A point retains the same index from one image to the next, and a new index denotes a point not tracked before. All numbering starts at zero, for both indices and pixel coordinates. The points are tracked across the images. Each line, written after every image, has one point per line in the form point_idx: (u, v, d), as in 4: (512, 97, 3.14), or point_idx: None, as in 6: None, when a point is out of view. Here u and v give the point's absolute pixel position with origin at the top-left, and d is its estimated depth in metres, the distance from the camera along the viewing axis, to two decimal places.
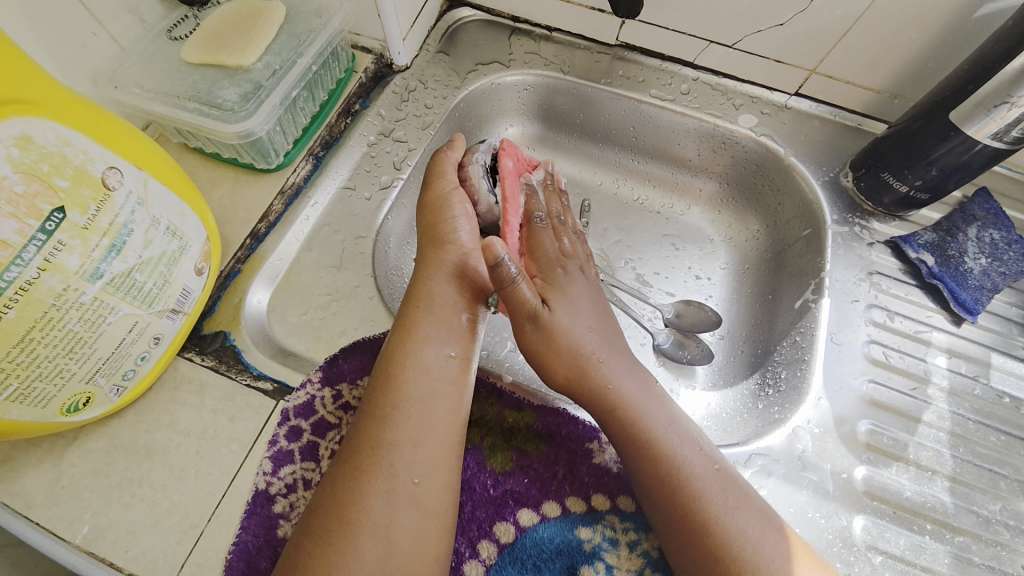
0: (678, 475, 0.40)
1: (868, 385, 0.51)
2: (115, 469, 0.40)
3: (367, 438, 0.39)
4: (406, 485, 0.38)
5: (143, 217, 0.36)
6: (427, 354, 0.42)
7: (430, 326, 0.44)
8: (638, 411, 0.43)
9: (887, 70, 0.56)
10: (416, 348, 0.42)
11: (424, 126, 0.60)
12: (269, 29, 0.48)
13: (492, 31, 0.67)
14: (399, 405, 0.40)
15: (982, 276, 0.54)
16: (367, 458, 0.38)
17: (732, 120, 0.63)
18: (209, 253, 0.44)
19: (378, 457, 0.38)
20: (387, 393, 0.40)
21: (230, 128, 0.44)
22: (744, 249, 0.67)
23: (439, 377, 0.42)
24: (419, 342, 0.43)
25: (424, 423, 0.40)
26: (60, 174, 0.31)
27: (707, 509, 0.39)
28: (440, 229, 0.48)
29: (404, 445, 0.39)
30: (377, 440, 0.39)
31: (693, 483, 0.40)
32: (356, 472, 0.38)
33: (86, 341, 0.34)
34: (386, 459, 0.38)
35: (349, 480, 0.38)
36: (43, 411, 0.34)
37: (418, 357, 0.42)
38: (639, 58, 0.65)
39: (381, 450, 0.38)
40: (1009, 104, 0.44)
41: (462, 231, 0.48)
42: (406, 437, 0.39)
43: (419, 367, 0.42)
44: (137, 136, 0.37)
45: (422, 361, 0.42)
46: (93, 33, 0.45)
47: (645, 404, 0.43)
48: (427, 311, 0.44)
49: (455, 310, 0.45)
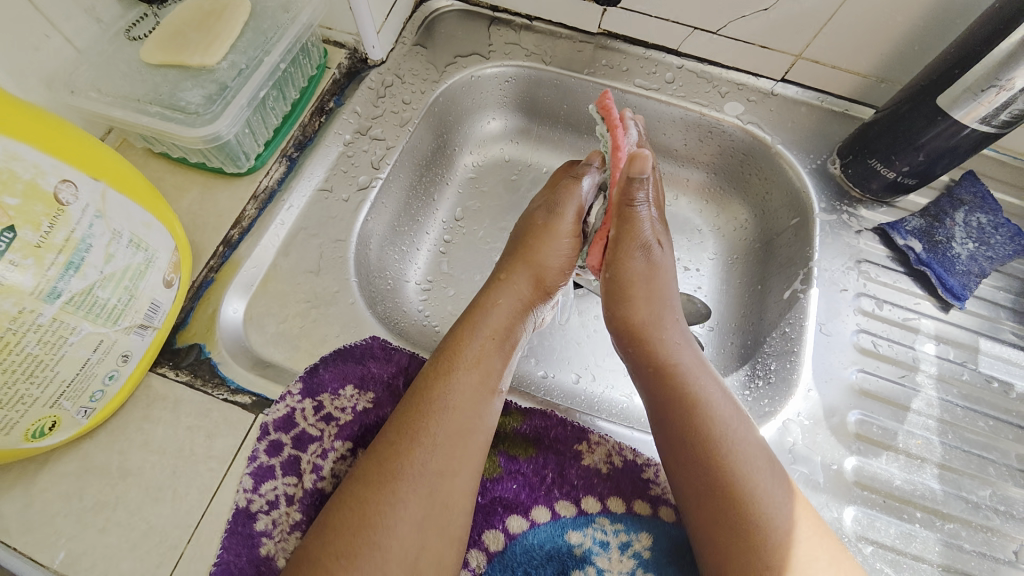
0: (711, 446, 0.40)
1: (857, 375, 0.51)
2: (88, 493, 0.39)
3: (405, 458, 0.38)
4: (439, 505, 0.37)
5: (103, 230, 0.34)
6: (472, 373, 0.42)
7: (477, 343, 0.44)
8: (692, 379, 0.43)
9: (873, 54, 0.55)
10: (462, 364, 0.42)
11: (402, 123, 0.59)
12: (233, 27, 0.46)
13: (470, 22, 0.65)
14: (443, 420, 0.39)
15: (969, 262, 0.54)
16: (399, 477, 0.37)
17: (718, 108, 0.62)
18: (179, 264, 0.42)
19: (413, 478, 0.37)
20: (430, 412, 0.40)
21: (195, 132, 0.42)
22: (732, 238, 0.67)
23: (478, 394, 0.42)
24: (468, 361, 0.43)
25: (465, 440, 0.40)
26: (7, 191, 0.29)
27: (750, 496, 0.39)
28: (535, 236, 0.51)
29: (440, 467, 0.38)
30: (419, 466, 0.37)
31: (727, 454, 0.40)
32: (387, 490, 0.36)
33: (48, 364, 0.32)
34: (422, 479, 0.37)
35: (384, 499, 0.36)
36: (7, 437, 0.33)
37: (462, 374, 0.42)
38: (622, 46, 0.64)
39: (417, 472, 0.37)
40: (998, 88, 0.43)
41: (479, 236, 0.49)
42: (449, 455, 0.39)
43: (462, 385, 0.41)
44: (92, 145, 0.36)
45: (467, 377, 0.42)
46: (44, 35, 0.42)
47: (698, 373, 0.44)
48: (474, 327, 0.45)
49: (503, 334, 0.46)
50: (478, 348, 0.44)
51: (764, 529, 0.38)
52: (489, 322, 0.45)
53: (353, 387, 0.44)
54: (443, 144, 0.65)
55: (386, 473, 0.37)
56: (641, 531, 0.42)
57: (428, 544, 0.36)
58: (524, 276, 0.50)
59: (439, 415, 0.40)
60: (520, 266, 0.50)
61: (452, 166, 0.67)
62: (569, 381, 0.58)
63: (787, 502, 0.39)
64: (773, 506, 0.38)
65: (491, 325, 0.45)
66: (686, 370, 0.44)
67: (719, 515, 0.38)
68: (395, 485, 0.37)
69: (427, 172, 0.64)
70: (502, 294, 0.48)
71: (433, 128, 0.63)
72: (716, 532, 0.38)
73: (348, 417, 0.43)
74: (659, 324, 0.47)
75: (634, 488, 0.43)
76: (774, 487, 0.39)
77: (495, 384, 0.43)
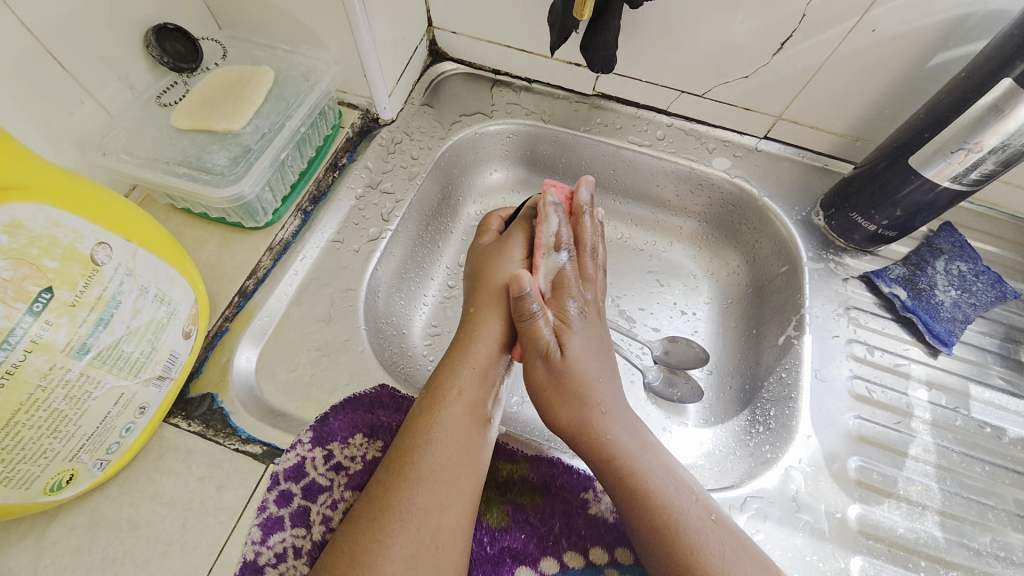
0: (660, 510, 0.40)
1: (854, 421, 0.52)
2: (96, 547, 0.39)
3: (394, 493, 0.38)
4: (428, 545, 0.36)
5: (131, 287, 0.36)
6: (461, 409, 0.43)
7: (465, 375, 0.45)
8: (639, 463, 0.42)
9: (848, 116, 0.59)
10: (451, 398, 0.43)
11: (411, 177, 0.62)
12: (258, 94, 0.50)
13: (473, 84, 0.70)
14: (430, 458, 0.39)
15: (953, 308, 0.56)
16: (388, 516, 0.37)
17: (707, 163, 0.66)
18: (198, 315, 0.43)
19: (401, 516, 0.37)
20: (418, 448, 0.40)
21: (220, 192, 0.45)
22: (726, 283, 0.69)
23: (470, 429, 0.42)
24: (453, 393, 0.43)
25: (455, 476, 0.39)
26: (48, 255, 0.31)
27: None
28: (495, 274, 0.52)
29: (429, 504, 0.38)
30: (407, 503, 0.37)
31: (689, 534, 0.39)
32: (375, 532, 0.36)
33: (70, 418, 0.33)
34: (413, 516, 0.37)
35: (374, 540, 0.36)
36: (27, 492, 0.33)
37: (448, 410, 0.42)
38: (615, 106, 0.68)
39: (406, 509, 0.37)
40: (965, 150, 0.47)
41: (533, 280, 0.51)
42: (439, 493, 0.38)
43: (450, 421, 0.42)
44: (125, 206, 0.38)
45: (453, 412, 0.42)
46: (82, 102, 0.46)
47: (640, 454, 0.43)
48: (452, 364, 0.46)
49: (489, 362, 0.46)
50: (462, 379, 0.44)
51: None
52: (474, 355, 0.46)
53: (362, 436, 0.45)
54: (448, 195, 0.69)
55: (376, 509, 0.37)
56: None
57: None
58: (498, 310, 0.49)
59: (426, 449, 0.40)
60: (486, 294, 0.51)
61: (456, 215, 0.70)
62: None
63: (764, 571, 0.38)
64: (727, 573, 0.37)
65: (475, 358, 0.46)
66: (626, 452, 0.43)
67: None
68: (384, 525, 0.36)
69: (433, 222, 0.67)
70: (483, 327, 0.48)
71: (439, 180, 0.66)
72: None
73: (359, 466, 0.44)
74: (576, 404, 0.45)
75: None
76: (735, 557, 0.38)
77: (482, 415, 0.44)
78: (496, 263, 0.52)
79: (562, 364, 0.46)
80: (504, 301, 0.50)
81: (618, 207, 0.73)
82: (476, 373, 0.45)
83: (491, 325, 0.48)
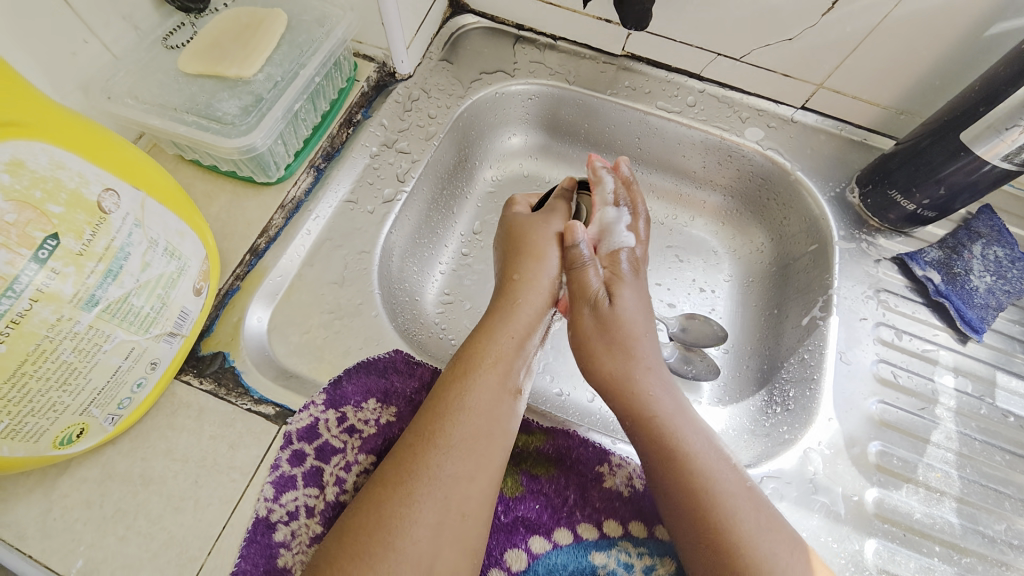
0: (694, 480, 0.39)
1: (877, 405, 0.51)
2: (109, 500, 0.39)
3: (421, 459, 0.37)
4: (456, 513, 0.36)
5: (140, 239, 0.34)
6: (494, 378, 0.42)
7: (499, 344, 0.44)
8: (672, 432, 0.42)
9: (895, 87, 0.56)
10: (484, 365, 0.43)
11: (427, 137, 0.59)
12: (270, 39, 0.46)
13: (495, 40, 0.66)
14: (463, 426, 0.39)
15: (987, 295, 0.54)
16: (415, 478, 0.36)
17: (739, 133, 0.62)
18: (208, 272, 0.42)
19: (429, 482, 0.36)
20: (450, 414, 0.39)
21: (230, 142, 0.43)
22: (748, 261, 0.67)
23: (502, 398, 0.42)
24: (487, 364, 0.43)
25: (483, 444, 0.39)
26: (53, 200, 0.29)
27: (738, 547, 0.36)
28: (540, 247, 0.51)
29: (459, 473, 0.37)
30: (436, 470, 0.37)
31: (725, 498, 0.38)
32: (403, 491, 0.36)
33: (80, 372, 0.32)
34: (439, 483, 0.36)
35: (400, 502, 0.35)
36: (38, 444, 0.33)
37: (482, 376, 0.42)
38: (645, 69, 0.64)
39: (435, 476, 0.36)
40: (1020, 128, 0.44)
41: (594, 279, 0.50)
42: (468, 461, 0.38)
43: (482, 390, 0.41)
44: (132, 153, 0.36)
45: (486, 380, 0.42)
46: (84, 41, 0.43)
47: (678, 422, 0.42)
48: (490, 330, 0.45)
49: (516, 335, 0.46)
50: (498, 351, 0.44)
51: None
52: (511, 326, 0.46)
53: (376, 401, 0.44)
54: (465, 157, 0.66)
55: (403, 474, 0.36)
56: (664, 556, 0.41)
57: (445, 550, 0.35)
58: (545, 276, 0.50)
59: (459, 416, 0.39)
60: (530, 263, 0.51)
61: (472, 180, 0.68)
62: (584, 399, 0.58)
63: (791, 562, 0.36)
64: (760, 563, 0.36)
65: (514, 329, 0.46)
66: (665, 420, 0.42)
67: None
68: (411, 487, 0.36)
69: (448, 186, 0.64)
70: (525, 296, 0.49)
71: (457, 142, 0.63)
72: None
73: (372, 430, 0.43)
74: (619, 354, 0.46)
75: (657, 512, 0.43)
76: (762, 535, 0.37)
77: (513, 385, 0.43)
78: (539, 242, 0.52)
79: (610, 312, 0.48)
80: (539, 281, 0.50)
81: (640, 178, 0.70)
82: (509, 343, 0.45)
83: (529, 299, 0.49)
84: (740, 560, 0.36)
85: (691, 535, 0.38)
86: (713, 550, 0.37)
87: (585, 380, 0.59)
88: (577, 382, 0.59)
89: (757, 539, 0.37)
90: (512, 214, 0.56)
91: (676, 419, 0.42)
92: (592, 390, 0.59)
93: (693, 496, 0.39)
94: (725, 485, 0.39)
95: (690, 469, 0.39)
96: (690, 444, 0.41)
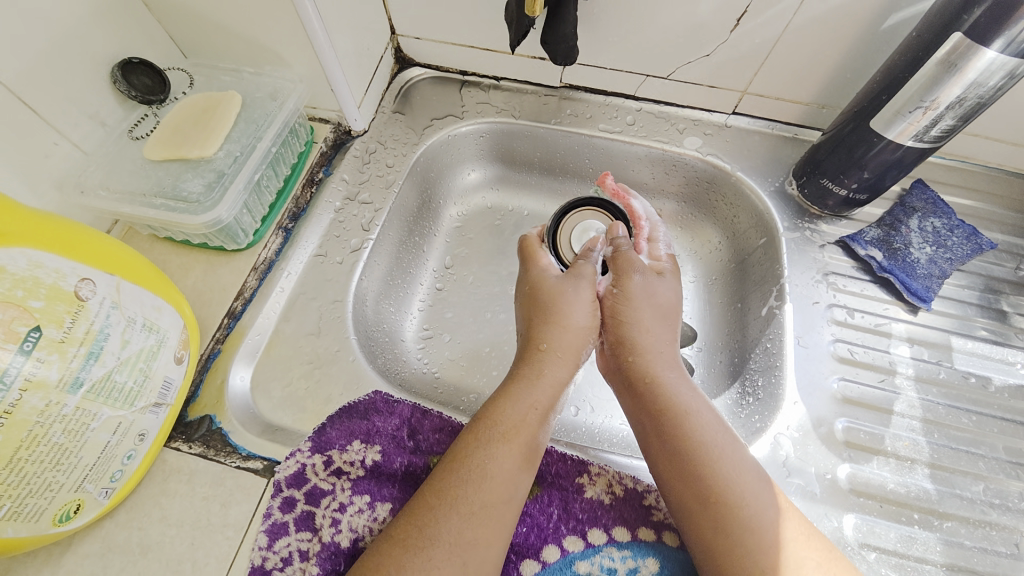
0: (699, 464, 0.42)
1: (839, 383, 0.53)
2: (111, 572, 0.40)
3: (444, 525, 0.38)
4: (458, 565, 0.37)
5: (118, 319, 0.37)
6: (517, 453, 0.43)
7: None
8: (669, 390, 0.46)
9: (812, 84, 0.60)
10: (514, 444, 0.43)
11: (387, 186, 0.63)
12: (227, 119, 0.51)
13: (442, 87, 0.70)
14: (483, 494, 0.40)
15: (929, 265, 0.57)
16: (435, 545, 0.37)
17: (679, 144, 0.66)
18: (188, 340, 0.45)
19: (450, 549, 0.37)
20: (476, 484, 0.40)
21: (197, 219, 0.46)
22: (708, 260, 0.70)
23: (522, 470, 0.43)
24: (507, 432, 0.43)
25: (498, 509, 0.40)
26: (34, 296, 0.32)
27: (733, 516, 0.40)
28: None
29: (476, 539, 0.38)
30: (455, 537, 0.38)
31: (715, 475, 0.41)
32: (422, 556, 0.37)
33: (72, 451, 0.35)
34: (431, 535, 0.38)
35: (421, 568, 0.36)
36: (37, 524, 0.35)
37: (502, 446, 0.42)
38: (584, 95, 0.69)
39: (453, 543, 0.38)
40: (924, 108, 0.47)
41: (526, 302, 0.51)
42: (485, 526, 0.39)
43: (503, 461, 0.42)
44: (105, 241, 0.39)
45: (507, 451, 0.42)
46: (55, 144, 0.46)
47: (680, 387, 0.47)
48: (475, 378, 0.46)
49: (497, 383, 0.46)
50: (469, 401, 0.45)
51: (757, 532, 0.39)
52: (490, 373, 0.46)
53: (360, 442, 0.46)
54: (428, 199, 0.70)
55: (425, 540, 0.38)
56: (648, 556, 0.43)
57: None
58: None
59: (434, 467, 0.41)
60: None
61: (437, 218, 0.71)
62: (568, 415, 0.60)
63: (771, 495, 0.41)
64: (748, 503, 0.40)
65: (539, 398, 0.46)
66: (672, 384, 0.47)
67: (712, 523, 0.40)
68: (432, 554, 0.37)
69: (415, 228, 0.68)
70: (547, 367, 0.48)
71: (417, 186, 0.67)
72: (708, 533, 0.40)
73: (359, 472, 0.45)
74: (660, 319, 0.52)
75: (638, 515, 0.44)
76: (745, 468, 0.42)
77: (532, 466, 0.44)
78: (564, 304, 0.51)
79: (649, 283, 0.52)
80: None
81: None
82: (494, 389, 0.46)
83: (499, 345, 0.49)
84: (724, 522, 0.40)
85: (692, 491, 0.41)
86: (704, 496, 0.41)
87: (567, 396, 0.61)
88: None
89: (738, 480, 0.41)
90: (537, 268, 0.55)
91: (676, 381, 0.47)
92: (575, 405, 0.61)
93: (691, 453, 0.42)
94: (718, 436, 0.43)
95: (696, 428, 0.44)
96: (688, 403, 0.45)
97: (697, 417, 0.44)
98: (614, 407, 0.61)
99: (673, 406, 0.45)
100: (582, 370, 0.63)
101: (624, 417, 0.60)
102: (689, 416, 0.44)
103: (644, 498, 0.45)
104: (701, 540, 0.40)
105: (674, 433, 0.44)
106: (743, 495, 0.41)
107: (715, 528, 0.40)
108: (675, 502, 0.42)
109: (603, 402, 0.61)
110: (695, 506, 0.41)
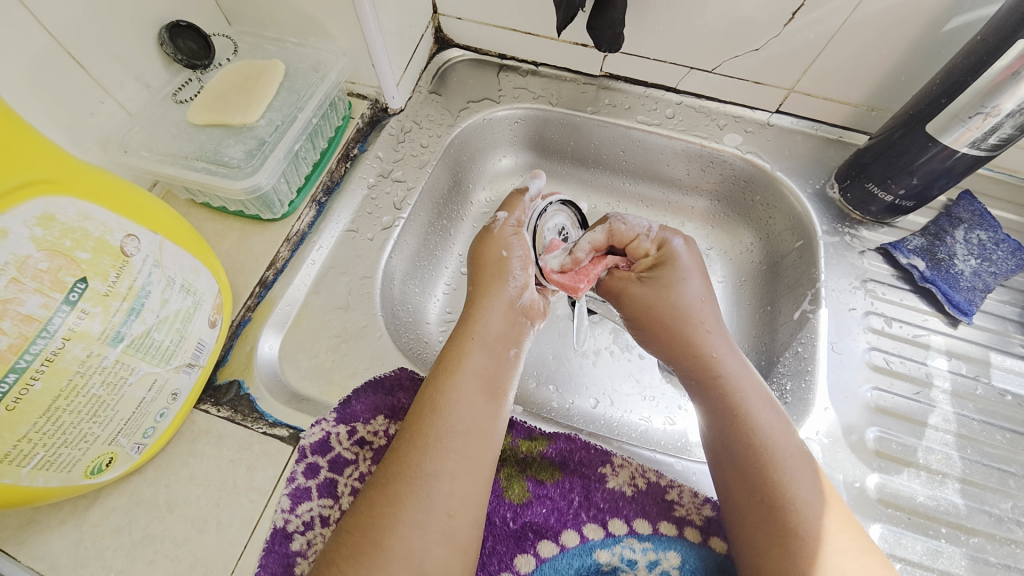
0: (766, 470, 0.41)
1: (872, 392, 0.52)
2: (137, 526, 0.41)
3: (403, 461, 0.39)
4: (440, 513, 0.37)
5: (159, 278, 0.37)
6: (476, 379, 0.44)
7: (470, 348, 0.46)
8: (735, 389, 0.45)
9: (863, 86, 0.58)
10: (456, 370, 0.44)
11: (421, 165, 0.63)
12: (270, 88, 0.51)
13: (480, 69, 0.70)
14: (438, 424, 0.40)
15: (973, 277, 0.55)
16: (398, 480, 0.38)
17: (718, 140, 0.65)
18: (221, 305, 0.45)
19: (412, 481, 0.38)
20: (427, 415, 0.41)
21: (237, 185, 0.46)
22: (739, 261, 0.68)
23: (485, 401, 0.43)
24: (458, 366, 0.44)
25: (460, 441, 0.40)
26: (81, 247, 0.32)
27: (793, 522, 0.38)
28: (491, 260, 0.52)
29: (439, 470, 0.38)
30: (415, 469, 0.38)
31: (780, 484, 0.40)
32: (388, 492, 0.37)
33: (108, 404, 0.35)
34: (421, 482, 0.38)
35: (388, 504, 0.37)
36: (69, 474, 0.35)
37: (456, 381, 0.43)
38: (624, 86, 0.67)
39: (416, 475, 0.38)
40: (984, 114, 0.45)
41: (515, 256, 0.52)
42: (448, 459, 0.39)
43: (458, 391, 0.42)
44: (151, 201, 0.39)
45: (461, 383, 0.43)
46: (101, 102, 0.47)
47: (743, 377, 0.46)
48: (478, 341, 0.46)
49: (501, 341, 0.48)
50: (465, 351, 0.45)
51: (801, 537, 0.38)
52: (476, 333, 0.47)
53: (384, 417, 0.46)
54: (459, 181, 0.69)
55: (389, 476, 0.38)
56: (669, 550, 0.42)
57: (433, 550, 0.36)
58: (492, 285, 0.51)
59: (435, 416, 0.41)
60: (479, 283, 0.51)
61: (467, 202, 0.71)
62: (588, 406, 0.60)
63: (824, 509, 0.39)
64: (798, 503, 0.39)
65: (481, 332, 0.47)
66: (727, 376, 0.46)
67: (762, 515, 0.39)
68: (396, 488, 0.37)
69: (444, 210, 0.67)
70: (482, 311, 0.49)
71: (449, 167, 0.67)
72: (761, 527, 0.39)
73: (382, 442, 0.45)
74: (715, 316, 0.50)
75: (659, 509, 0.44)
76: (808, 483, 0.40)
77: (488, 383, 0.44)
78: (492, 252, 0.53)
79: (649, 294, 0.52)
80: (493, 280, 0.51)
81: (629, 188, 0.73)
82: (473, 343, 0.46)
83: (490, 303, 0.50)
84: (785, 525, 0.38)
85: (742, 485, 0.41)
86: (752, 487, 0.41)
87: (588, 387, 0.61)
88: (579, 391, 0.61)
89: (792, 480, 0.40)
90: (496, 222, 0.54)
91: (739, 372, 0.46)
92: (595, 397, 0.60)
93: (750, 442, 0.42)
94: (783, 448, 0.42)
95: (755, 424, 0.43)
96: (749, 400, 0.44)
97: (755, 412, 0.43)
98: (634, 403, 0.60)
99: (731, 398, 0.45)
100: (602, 361, 0.62)
101: (643, 413, 0.59)
102: (749, 412, 0.43)
103: (667, 493, 0.45)
104: (751, 538, 0.39)
105: (733, 421, 0.43)
106: (790, 487, 0.40)
107: (764, 526, 0.39)
108: (726, 491, 0.42)
109: (624, 397, 0.60)
110: (745, 499, 0.41)
